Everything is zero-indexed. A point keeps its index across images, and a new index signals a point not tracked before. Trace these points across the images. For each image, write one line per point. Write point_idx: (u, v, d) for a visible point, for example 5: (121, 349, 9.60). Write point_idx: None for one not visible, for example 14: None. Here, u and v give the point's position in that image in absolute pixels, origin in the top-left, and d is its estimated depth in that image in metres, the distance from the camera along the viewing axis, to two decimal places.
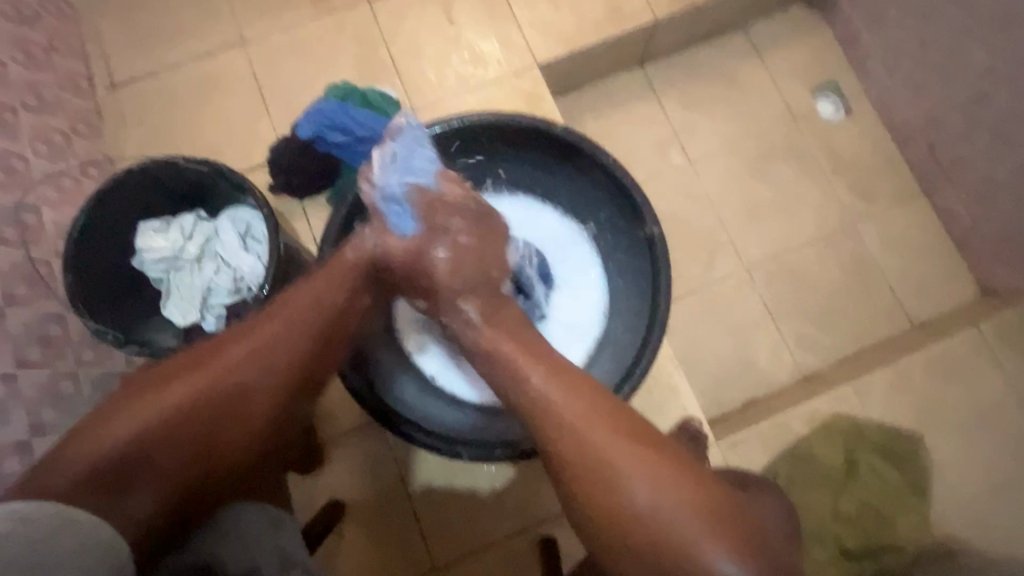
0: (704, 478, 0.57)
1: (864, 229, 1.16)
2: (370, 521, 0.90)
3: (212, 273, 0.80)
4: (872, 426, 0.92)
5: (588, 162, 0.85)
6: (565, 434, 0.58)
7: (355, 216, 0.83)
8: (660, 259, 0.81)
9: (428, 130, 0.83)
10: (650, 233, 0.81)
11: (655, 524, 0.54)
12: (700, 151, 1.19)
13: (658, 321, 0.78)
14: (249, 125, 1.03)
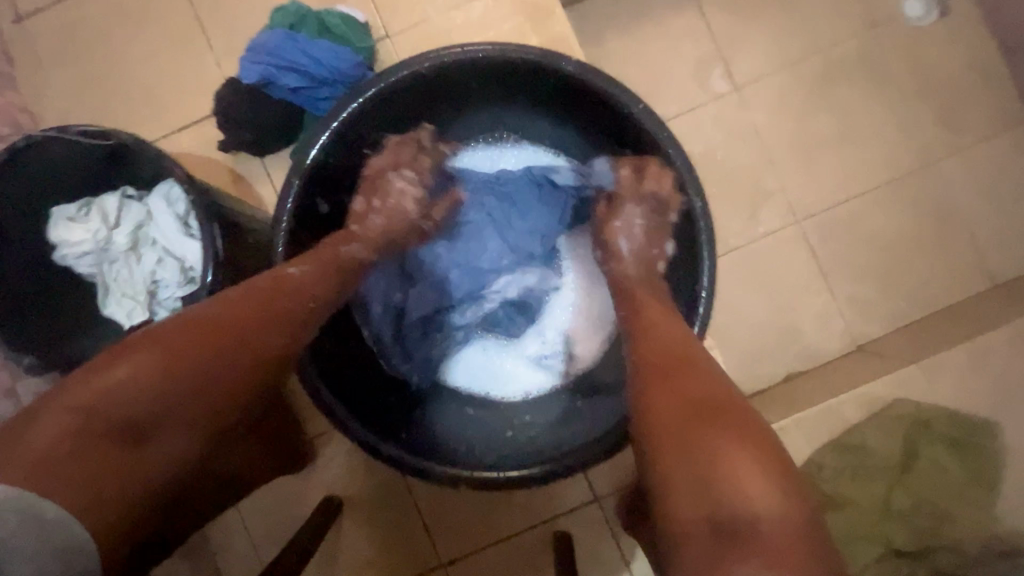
0: (728, 437, 0.44)
1: (947, 168, 0.95)
2: (369, 515, 0.84)
3: (154, 263, 0.67)
4: (939, 414, 0.79)
5: (611, 110, 0.65)
6: (657, 377, 0.50)
7: (312, 195, 0.66)
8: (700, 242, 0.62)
9: (398, 76, 0.62)
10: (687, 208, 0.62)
11: (714, 485, 0.42)
12: (749, 72, 0.96)
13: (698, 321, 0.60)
14: (189, 63, 0.84)
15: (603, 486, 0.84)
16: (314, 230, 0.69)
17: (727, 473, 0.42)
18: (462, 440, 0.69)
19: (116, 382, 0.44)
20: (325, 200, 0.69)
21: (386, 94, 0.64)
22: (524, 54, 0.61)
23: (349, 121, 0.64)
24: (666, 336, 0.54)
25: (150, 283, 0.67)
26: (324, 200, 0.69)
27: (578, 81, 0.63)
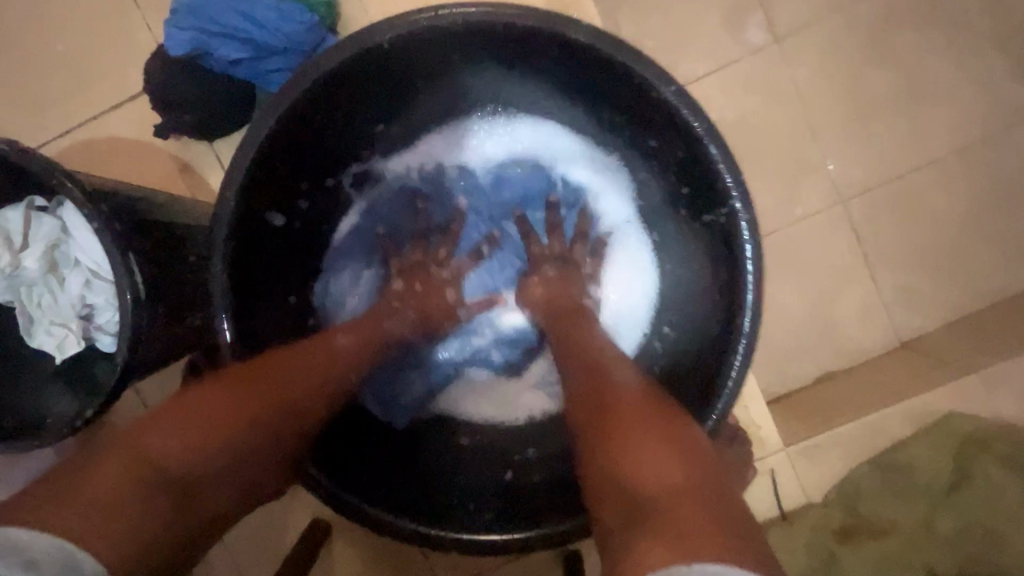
0: (638, 425, 0.43)
1: (1018, 133, 0.81)
2: (359, 540, 0.76)
3: (81, 287, 0.56)
4: (993, 428, 0.71)
5: (629, 86, 0.52)
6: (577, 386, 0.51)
7: (260, 205, 0.54)
8: (739, 256, 0.51)
9: (357, 49, 0.49)
10: (726, 216, 0.51)
11: (623, 471, 0.39)
12: (791, 19, 0.80)
13: (739, 358, 0.50)
14: (114, 25, 0.69)
15: None
16: (265, 246, 0.56)
17: (633, 456, 0.40)
18: (450, 489, 0.60)
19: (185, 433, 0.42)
20: (280, 210, 0.57)
21: (344, 70, 0.51)
22: (525, 17, 0.48)
23: (302, 108, 0.51)
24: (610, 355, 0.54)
25: (80, 310, 0.57)
26: (278, 209, 0.57)
27: (589, 50, 0.50)
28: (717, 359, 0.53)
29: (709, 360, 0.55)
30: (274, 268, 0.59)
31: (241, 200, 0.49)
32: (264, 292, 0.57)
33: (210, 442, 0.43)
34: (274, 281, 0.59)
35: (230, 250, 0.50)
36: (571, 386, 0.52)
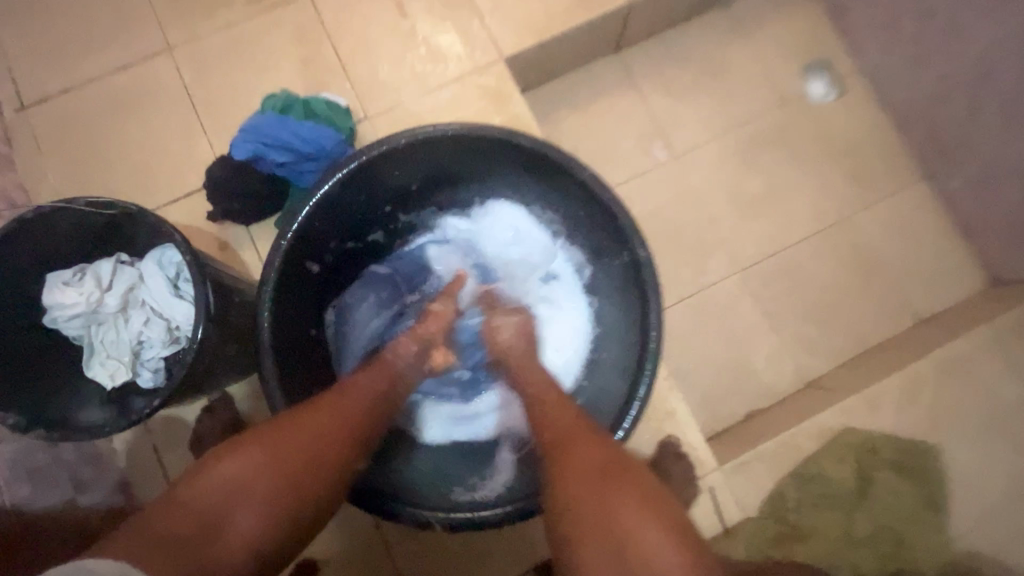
0: (625, 494, 0.56)
1: (863, 220, 1.07)
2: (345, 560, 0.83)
3: (141, 324, 0.70)
4: (883, 439, 0.86)
5: (560, 174, 0.74)
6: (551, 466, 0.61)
7: (301, 257, 0.74)
8: (648, 285, 0.70)
9: (374, 148, 0.71)
10: (638, 258, 0.70)
11: (613, 534, 0.53)
12: (685, 143, 1.10)
13: (649, 365, 0.69)
14: (183, 145, 0.92)
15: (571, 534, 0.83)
16: (300, 288, 0.75)
17: (638, 531, 0.53)
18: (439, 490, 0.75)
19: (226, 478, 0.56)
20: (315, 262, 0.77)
21: (366, 162, 0.73)
22: (476, 128, 0.71)
23: (333, 187, 0.72)
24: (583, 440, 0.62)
25: (137, 344, 0.70)
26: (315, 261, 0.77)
27: (529, 150, 0.73)
28: (642, 364, 0.70)
29: (632, 370, 0.72)
30: (303, 306, 0.76)
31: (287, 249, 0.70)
32: (294, 322, 0.74)
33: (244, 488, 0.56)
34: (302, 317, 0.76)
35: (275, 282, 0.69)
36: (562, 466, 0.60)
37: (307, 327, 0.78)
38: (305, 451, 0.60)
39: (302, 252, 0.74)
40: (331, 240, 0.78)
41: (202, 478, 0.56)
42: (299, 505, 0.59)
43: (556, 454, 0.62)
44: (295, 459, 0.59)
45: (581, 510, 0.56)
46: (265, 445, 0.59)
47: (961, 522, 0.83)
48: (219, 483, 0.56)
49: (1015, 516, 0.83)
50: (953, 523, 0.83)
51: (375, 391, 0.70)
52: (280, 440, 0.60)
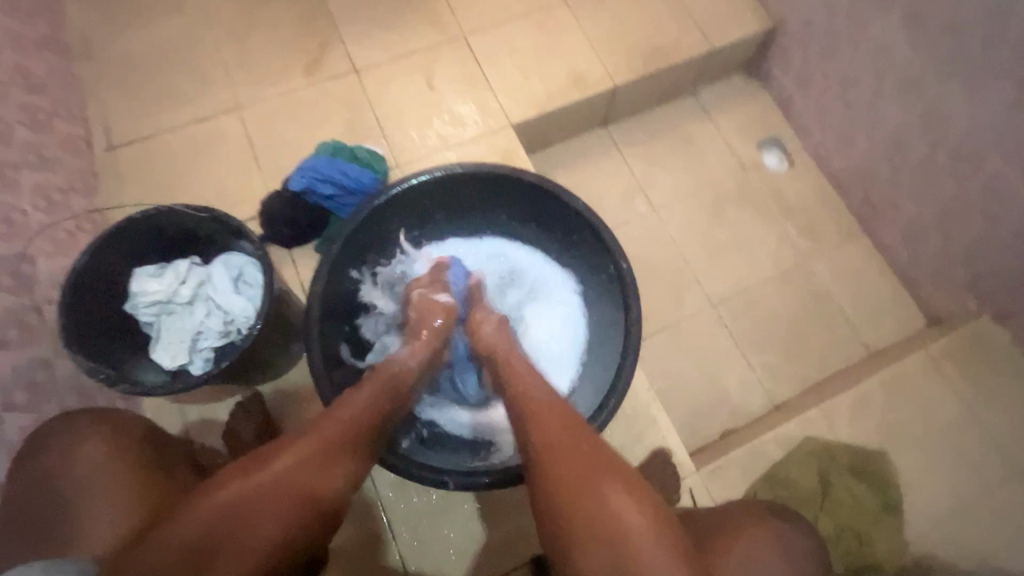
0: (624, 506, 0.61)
1: (817, 266, 1.25)
2: (358, 551, 0.89)
3: (203, 315, 0.83)
4: (840, 448, 0.98)
5: (558, 205, 0.93)
6: (534, 461, 0.67)
7: (344, 263, 0.90)
8: (630, 291, 0.86)
9: (412, 179, 0.90)
10: (620, 269, 0.87)
11: (602, 517, 0.60)
12: (663, 199, 1.29)
13: (630, 358, 0.83)
14: (243, 182, 1.09)
15: None
16: (342, 290, 0.91)
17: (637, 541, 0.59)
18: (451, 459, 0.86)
19: (211, 510, 0.59)
20: (357, 271, 0.94)
21: (405, 190, 0.91)
22: (492, 168, 0.91)
23: (377, 208, 0.91)
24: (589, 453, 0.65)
25: (196, 332, 0.83)
26: (356, 270, 0.94)
27: (534, 186, 0.92)
28: (625, 354, 0.84)
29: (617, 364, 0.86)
30: (340, 304, 0.91)
31: (336, 253, 0.88)
32: (334, 317, 0.89)
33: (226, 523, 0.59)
34: (337, 311, 0.90)
35: (324, 277, 0.86)
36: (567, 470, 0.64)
37: (343, 325, 0.92)
38: (282, 487, 0.62)
39: (345, 260, 0.90)
40: (370, 254, 0.95)
41: (185, 513, 0.60)
42: (292, 536, 0.62)
43: (539, 450, 0.67)
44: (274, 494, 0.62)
45: (571, 498, 0.62)
46: (245, 480, 0.62)
47: (917, 523, 0.93)
48: (205, 514, 0.59)
49: (962, 519, 0.93)
50: (909, 524, 0.93)
51: (367, 409, 0.72)
52: (271, 471, 0.63)
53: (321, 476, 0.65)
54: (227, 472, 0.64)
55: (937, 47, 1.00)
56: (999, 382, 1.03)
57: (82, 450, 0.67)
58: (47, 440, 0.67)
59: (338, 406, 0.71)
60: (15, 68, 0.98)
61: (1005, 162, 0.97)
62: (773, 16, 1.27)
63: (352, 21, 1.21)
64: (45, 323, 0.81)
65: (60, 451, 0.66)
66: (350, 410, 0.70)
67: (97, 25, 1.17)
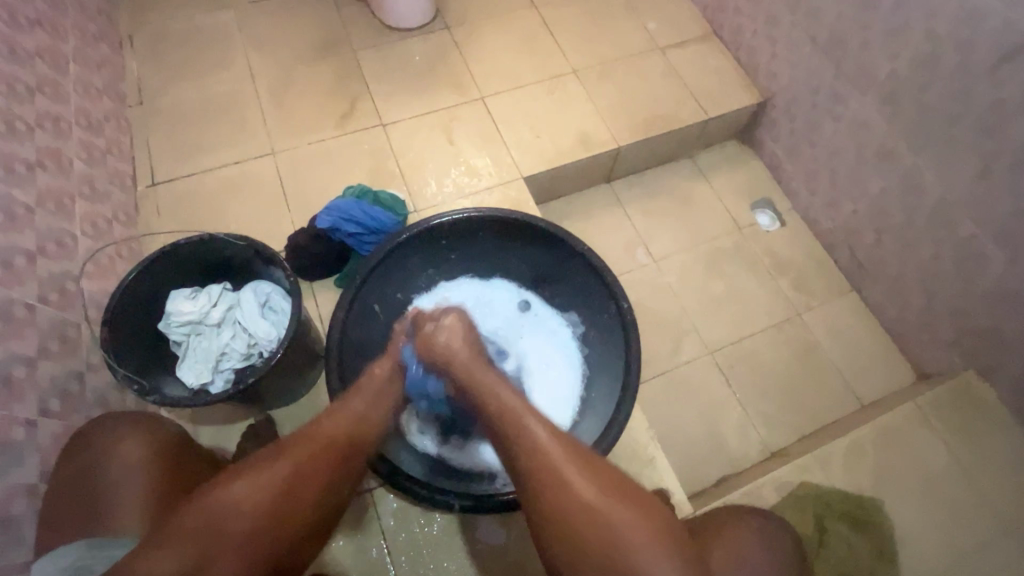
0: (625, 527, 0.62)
1: (808, 319, 1.31)
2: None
3: (229, 337, 0.89)
4: (835, 494, 1.00)
5: (564, 249, 1.01)
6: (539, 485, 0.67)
7: (367, 294, 0.98)
8: (630, 330, 0.93)
9: (434, 220, 1.00)
10: (622, 308, 0.95)
11: (611, 543, 0.62)
12: (662, 251, 1.38)
13: (630, 394, 0.87)
14: (272, 219, 1.18)
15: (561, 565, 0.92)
16: (363, 320, 0.98)
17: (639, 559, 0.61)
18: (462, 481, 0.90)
19: (221, 502, 0.62)
20: (379, 304, 1.01)
21: (428, 230, 1.00)
22: (505, 213, 1.00)
23: (399, 245, 0.99)
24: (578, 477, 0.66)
25: (220, 353, 0.88)
26: (378, 303, 1.01)
27: (544, 231, 1.01)
28: (625, 388, 0.89)
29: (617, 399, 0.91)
30: (359, 332, 0.97)
31: (361, 283, 0.95)
32: (354, 344, 0.95)
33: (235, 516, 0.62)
34: (357, 339, 0.96)
35: (348, 306, 0.93)
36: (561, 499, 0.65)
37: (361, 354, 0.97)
38: (288, 484, 0.65)
39: (367, 291, 0.97)
40: (393, 288, 1.02)
41: (194, 507, 0.62)
42: (295, 529, 0.65)
43: (545, 474, 0.67)
44: (281, 490, 0.64)
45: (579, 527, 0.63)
46: (253, 477, 0.64)
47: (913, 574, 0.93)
48: (214, 506, 0.61)
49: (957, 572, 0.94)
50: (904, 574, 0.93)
51: (337, 441, 0.71)
52: (238, 506, 0.62)
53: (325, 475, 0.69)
54: (234, 469, 0.66)
55: (908, 124, 1.11)
56: (986, 436, 1.06)
57: (123, 450, 0.71)
58: (95, 438, 0.72)
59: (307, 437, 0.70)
60: (80, 110, 1.08)
61: (976, 227, 1.05)
62: (762, 92, 1.41)
63: (382, 82, 1.34)
64: (81, 338, 0.87)
65: (104, 448, 0.70)
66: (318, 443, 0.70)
67: (153, 77, 1.30)
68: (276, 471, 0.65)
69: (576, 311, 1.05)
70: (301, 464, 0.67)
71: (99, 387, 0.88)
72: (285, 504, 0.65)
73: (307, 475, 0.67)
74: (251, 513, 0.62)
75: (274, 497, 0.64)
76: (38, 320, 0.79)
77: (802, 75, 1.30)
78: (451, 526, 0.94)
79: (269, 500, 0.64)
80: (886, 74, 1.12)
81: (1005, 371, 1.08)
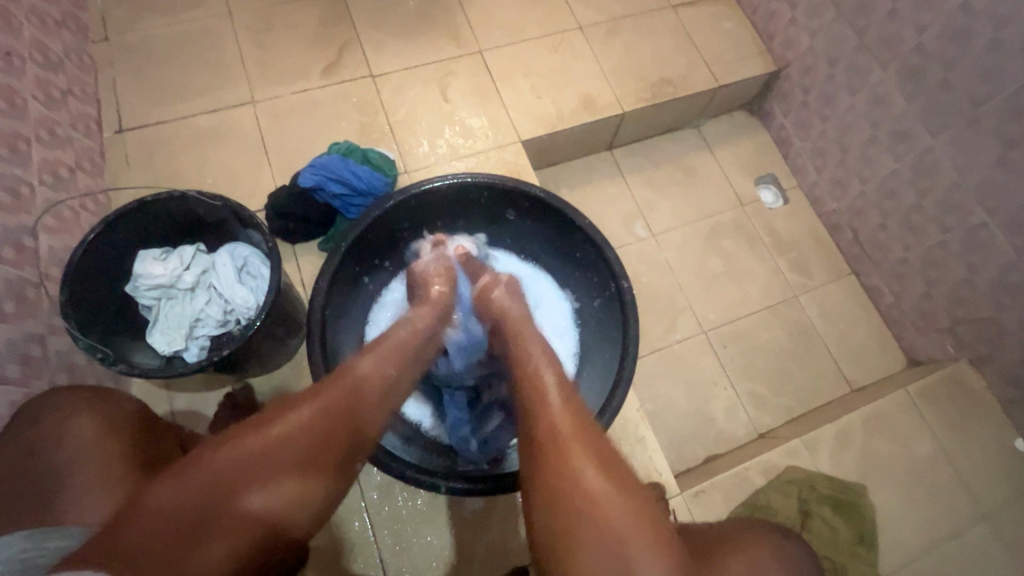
0: (628, 531, 0.57)
1: (805, 301, 1.29)
2: (338, 553, 0.89)
3: (203, 303, 0.84)
4: (822, 479, 1.00)
5: (564, 221, 0.95)
6: (550, 472, 0.62)
7: (351, 263, 0.92)
8: (630, 311, 0.89)
9: (425, 185, 0.93)
10: (622, 287, 0.90)
11: (607, 535, 0.57)
12: (662, 225, 1.33)
13: (625, 373, 0.85)
14: (250, 174, 1.10)
15: None
16: (349, 291, 0.93)
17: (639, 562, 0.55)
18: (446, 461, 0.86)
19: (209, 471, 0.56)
20: (367, 276, 0.97)
21: (418, 195, 0.94)
22: (502, 181, 0.94)
23: (386, 211, 0.92)
24: (590, 465, 0.62)
25: (194, 319, 0.83)
26: (367, 275, 0.97)
27: (542, 200, 0.95)
28: (619, 371, 0.86)
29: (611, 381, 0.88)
30: (342, 302, 0.92)
31: (347, 250, 0.89)
32: (341, 316, 0.91)
33: (226, 482, 0.56)
34: (341, 309, 0.91)
35: (332, 275, 0.88)
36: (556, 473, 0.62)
37: (345, 322, 0.92)
38: (290, 453, 0.59)
39: (352, 259, 0.91)
40: (380, 258, 0.98)
41: (182, 474, 0.56)
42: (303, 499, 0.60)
43: (556, 462, 0.62)
44: (280, 458, 0.59)
45: (580, 518, 0.58)
46: (245, 442, 0.59)
47: (890, 559, 0.96)
48: (201, 476, 0.56)
49: (933, 557, 0.97)
50: (882, 558, 0.95)
51: (345, 402, 0.65)
52: (220, 480, 0.56)
53: (332, 448, 0.62)
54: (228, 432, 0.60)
55: (930, 102, 1.06)
56: (972, 425, 1.07)
57: (73, 425, 0.66)
58: (40, 414, 0.67)
59: (299, 414, 0.62)
60: (36, 44, 0.98)
61: (987, 216, 1.02)
62: (778, 60, 1.33)
63: (372, 29, 1.23)
64: (41, 298, 0.81)
65: (50, 424, 0.66)
66: (298, 425, 0.61)
67: (119, 10, 1.18)
68: (272, 436, 0.59)
69: (572, 285, 1.01)
70: (302, 431, 0.61)
71: (64, 350, 0.82)
72: (285, 473, 0.59)
73: (309, 444, 0.61)
74: (243, 477, 0.57)
75: (273, 462, 0.58)
76: None
77: (821, 43, 1.22)
78: (434, 501, 0.92)
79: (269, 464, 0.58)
80: (912, 47, 1.05)
81: (997, 362, 1.08)
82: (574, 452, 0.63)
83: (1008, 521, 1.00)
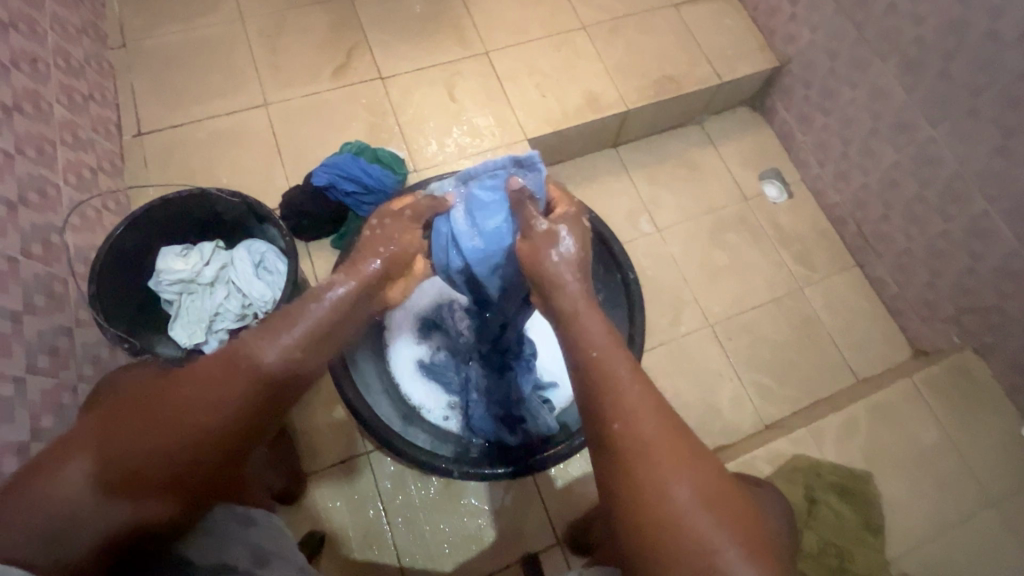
0: (715, 539, 0.53)
1: (810, 294, 1.30)
2: (354, 538, 0.91)
3: (222, 298, 0.87)
4: (828, 466, 1.01)
5: None
6: (625, 473, 0.57)
7: None
8: (636, 302, 0.92)
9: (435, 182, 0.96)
10: (628, 278, 0.93)
11: (694, 547, 0.53)
12: (667, 220, 1.35)
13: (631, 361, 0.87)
14: (264, 174, 1.13)
15: (561, 526, 0.94)
16: None
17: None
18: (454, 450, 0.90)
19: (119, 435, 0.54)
20: None
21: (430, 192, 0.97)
22: None
23: None
24: (672, 468, 0.56)
25: (213, 313, 0.86)
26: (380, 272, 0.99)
27: None
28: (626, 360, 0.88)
29: None
30: None
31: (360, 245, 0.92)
32: None
33: (139, 443, 0.54)
34: None
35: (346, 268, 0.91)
36: (634, 471, 0.57)
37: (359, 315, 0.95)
38: (201, 413, 0.55)
39: None
40: None
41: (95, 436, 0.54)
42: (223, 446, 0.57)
43: (635, 466, 0.57)
44: (193, 418, 0.55)
45: (668, 531, 0.54)
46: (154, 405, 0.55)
47: (898, 544, 0.97)
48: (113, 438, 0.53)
49: (940, 545, 0.97)
50: (890, 545, 0.96)
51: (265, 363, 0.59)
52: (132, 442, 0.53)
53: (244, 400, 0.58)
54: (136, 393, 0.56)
55: (930, 94, 1.07)
56: (978, 414, 1.08)
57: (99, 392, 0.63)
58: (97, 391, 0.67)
59: (200, 402, 0.56)
60: (59, 50, 1.02)
61: (989, 205, 1.03)
62: (779, 56, 1.35)
63: (381, 32, 1.27)
64: (67, 292, 0.84)
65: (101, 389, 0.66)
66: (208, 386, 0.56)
67: (136, 17, 1.22)
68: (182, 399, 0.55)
69: None
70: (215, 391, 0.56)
71: (89, 343, 0.86)
72: (200, 431, 0.55)
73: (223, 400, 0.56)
74: (159, 438, 0.54)
75: (187, 425, 0.55)
76: (23, 274, 0.76)
77: (822, 38, 1.24)
78: (447, 489, 0.94)
79: (183, 424, 0.55)
80: (912, 39, 1.07)
81: (1002, 351, 1.09)
82: (653, 453, 0.57)
83: (1015, 508, 1.01)
